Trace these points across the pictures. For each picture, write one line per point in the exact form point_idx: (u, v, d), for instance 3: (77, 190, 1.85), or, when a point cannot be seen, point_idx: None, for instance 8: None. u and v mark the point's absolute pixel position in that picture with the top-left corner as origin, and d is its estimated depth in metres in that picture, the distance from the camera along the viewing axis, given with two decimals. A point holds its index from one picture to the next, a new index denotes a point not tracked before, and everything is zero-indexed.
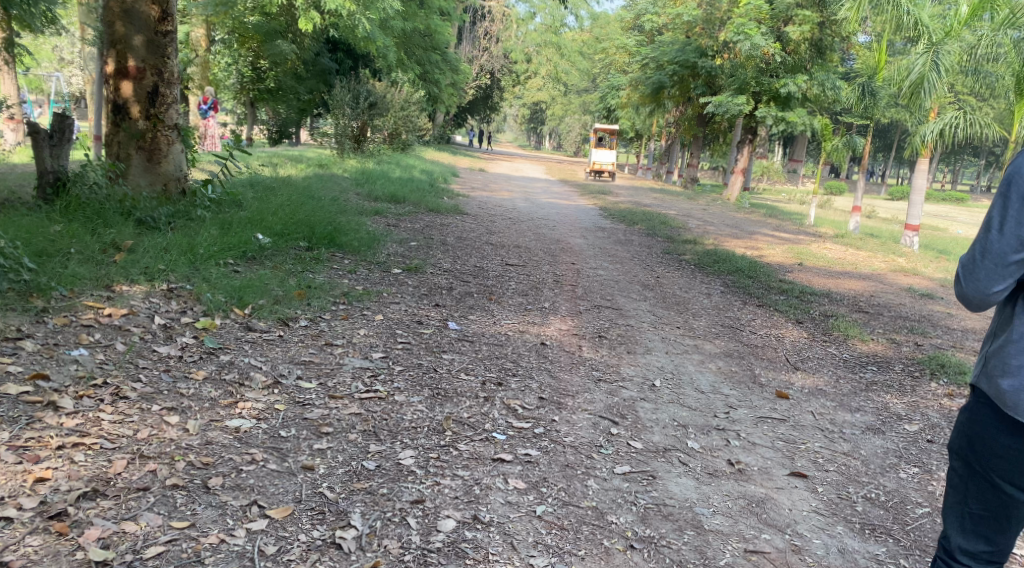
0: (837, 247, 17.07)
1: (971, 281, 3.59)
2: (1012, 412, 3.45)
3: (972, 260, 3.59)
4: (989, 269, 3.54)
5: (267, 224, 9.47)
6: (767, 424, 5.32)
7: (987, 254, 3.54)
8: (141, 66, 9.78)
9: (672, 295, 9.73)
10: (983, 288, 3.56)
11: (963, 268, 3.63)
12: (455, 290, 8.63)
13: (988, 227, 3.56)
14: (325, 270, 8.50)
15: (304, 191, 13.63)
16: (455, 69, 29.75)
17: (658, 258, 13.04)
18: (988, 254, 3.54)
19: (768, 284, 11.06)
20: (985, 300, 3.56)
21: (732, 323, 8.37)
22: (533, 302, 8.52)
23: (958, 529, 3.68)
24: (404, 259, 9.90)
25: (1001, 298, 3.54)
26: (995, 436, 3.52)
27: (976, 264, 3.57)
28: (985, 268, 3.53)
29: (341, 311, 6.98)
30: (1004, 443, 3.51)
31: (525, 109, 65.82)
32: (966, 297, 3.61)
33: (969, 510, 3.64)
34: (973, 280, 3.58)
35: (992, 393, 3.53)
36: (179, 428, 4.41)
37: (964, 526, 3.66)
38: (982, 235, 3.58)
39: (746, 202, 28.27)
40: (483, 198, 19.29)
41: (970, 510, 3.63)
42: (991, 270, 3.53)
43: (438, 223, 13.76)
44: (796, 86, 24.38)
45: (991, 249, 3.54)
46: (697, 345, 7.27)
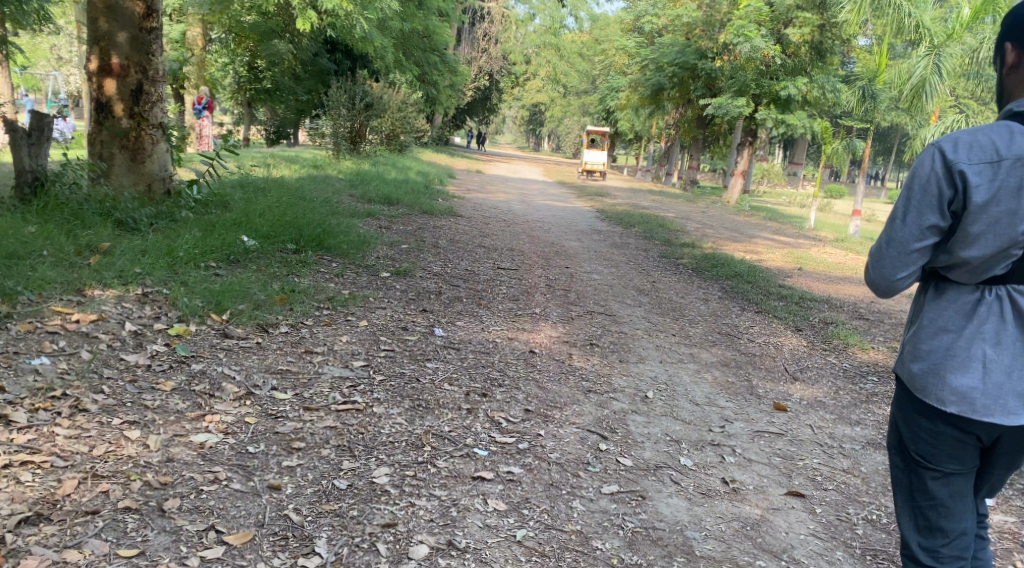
0: (837, 251, 16.85)
1: (879, 268, 3.55)
2: (920, 394, 3.46)
3: (878, 249, 3.53)
4: (893, 258, 3.49)
5: (253, 226, 9.24)
6: (764, 440, 5.09)
7: (891, 243, 3.48)
8: (124, 63, 9.55)
9: (668, 300, 9.50)
10: (889, 275, 3.51)
11: (873, 255, 3.58)
12: (444, 294, 8.40)
13: (892, 215, 3.50)
14: (311, 274, 8.27)
15: (296, 192, 13.39)
16: (454, 70, 29.50)
17: (655, 262, 12.82)
18: (892, 242, 3.47)
19: (766, 289, 10.84)
20: (891, 287, 3.52)
21: (729, 330, 8.15)
22: (524, 307, 8.29)
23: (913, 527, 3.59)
24: (394, 262, 9.66)
25: (906, 285, 3.49)
26: (922, 423, 3.49)
27: (881, 253, 3.51)
28: (888, 257, 3.48)
29: (325, 316, 6.76)
30: (927, 427, 3.48)
31: (525, 111, 65.57)
32: (875, 285, 3.56)
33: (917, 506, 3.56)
34: (880, 268, 3.53)
35: (908, 380, 3.51)
36: (138, 443, 4.19)
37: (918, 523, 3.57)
38: (890, 223, 3.52)
39: (746, 206, 28.06)
40: (479, 200, 19.05)
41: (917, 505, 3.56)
42: (895, 259, 3.48)
43: (432, 225, 13.51)
44: (797, 88, 24.17)
45: (894, 238, 3.47)
46: (692, 354, 7.04)
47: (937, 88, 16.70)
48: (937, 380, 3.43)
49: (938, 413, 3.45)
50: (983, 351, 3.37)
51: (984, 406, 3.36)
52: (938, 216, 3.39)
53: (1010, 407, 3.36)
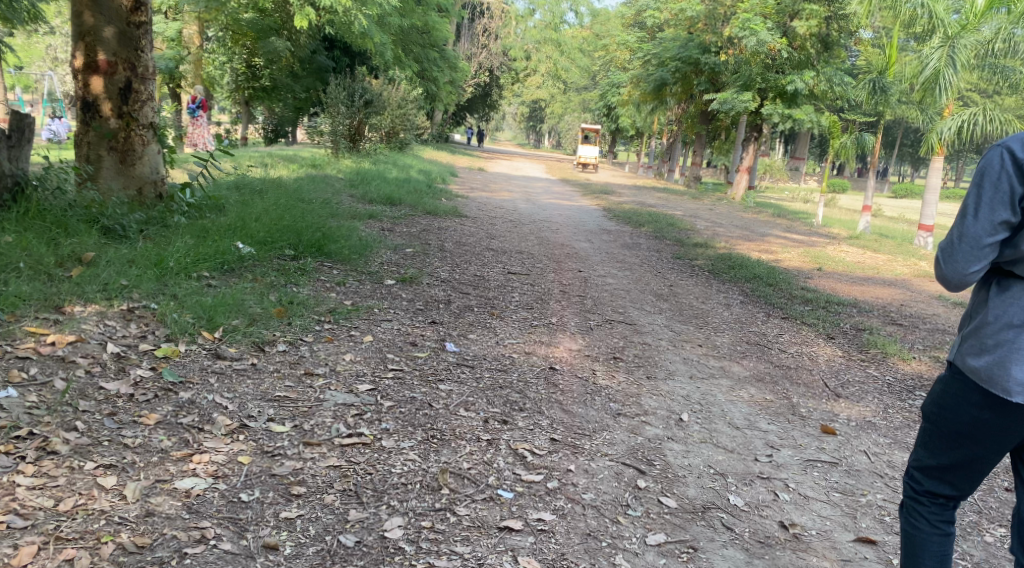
0: (854, 249, 16.31)
1: (950, 263, 3.80)
2: (988, 385, 3.63)
3: (949, 245, 3.79)
4: (966, 252, 3.74)
5: (250, 232, 8.71)
6: (818, 471, 4.60)
7: (963, 238, 3.74)
8: (112, 60, 9.03)
9: (689, 306, 8.99)
10: (961, 269, 3.76)
11: (943, 253, 3.83)
12: (454, 303, 7.89)
13: (962, 214, 3.77)
14: (310, 282, 7.77)
15: (293, 194, 12.86)
16: (454, 66, 28.95)
17: (669, 264, 12.28)
18: (965, 238, 3.74)
19: (789, 292, 10.30)
20: (962, 280, 3.76)
21: (758, 339, 7.62)
22: (540, 317, 7.76)
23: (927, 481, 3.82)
24: (399, 268, 9.14)
25: (977, 277, 3.75)
26: (970, 408, 3.68)
27: (955, 248, 3.77)
28: (962, 251, 3.74)
29: (329, 331, 6.27)
30: (978, 414, 3.67)
31: (525, 107, 64.96)
32: (946, 279, 3.80)
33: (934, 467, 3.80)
34: (952, 262, 3.78)
35: (968, 371, 3.69)
36: (113, 494, 3.77)
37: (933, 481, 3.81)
38: (960, 220, 3.79)
39: (752, 202, 27.49)
40: (483, 199, 18.54)
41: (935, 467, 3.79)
42: (968, 253, 3.74)
43: (435, 227, 12.98)
44: (804, 82, 23.57)
45: (967, 233, 3.74)
46: (722, 367, 6.53)
47: (951, 80, 15.95)
48: (1000, 373, 3.63)
49: (997, 405, 3.63)
50: None
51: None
52: (1007, 211, 3.68)
53: None
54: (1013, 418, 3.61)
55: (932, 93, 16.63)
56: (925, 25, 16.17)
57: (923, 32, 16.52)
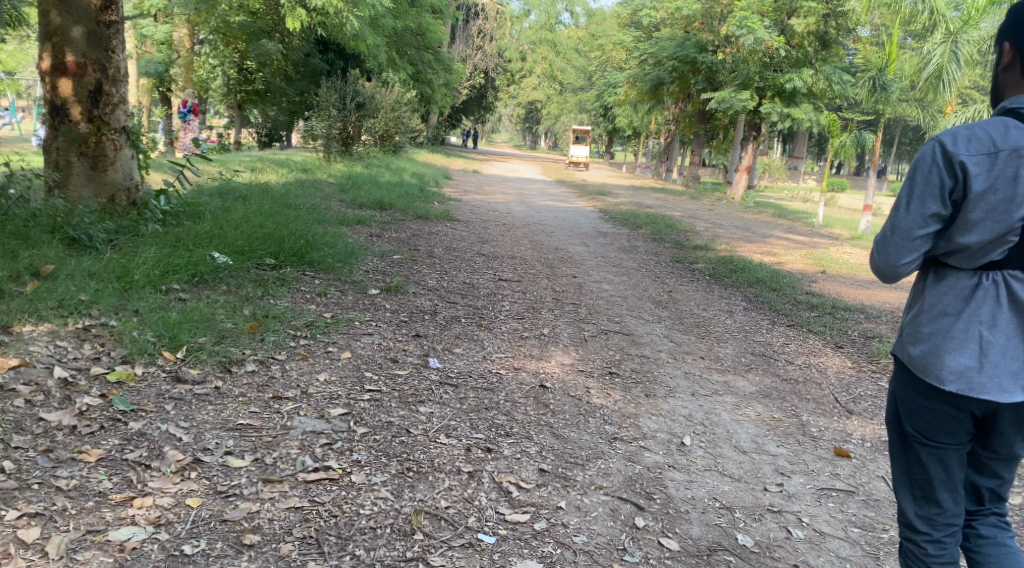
0: (858, 250, 15.92)
1: (882, 256, 3.52)
2: (926, 376, 3.40)
3: (882, 236, 3.50)
4: (898, 244, 3.45)
5: (228, 240, 8.27)
6: (833, 501, 4.18)
7: (895, 230, 3.45)
8: (81, 61, 8.59)
9: (690, 314, 8.57)
10: (893, 262, 3.48)
11: (877, 243, 3.55)
12: (440, 314, 7.47)
13: (897, 205, 3.47)
14: (290, 293, 7.35)
15: (279, 200, 12.45)
16: (449, 68, 28.55)
17: (668, 268, 11.87)
18: (896, 230, 3.45)
19: (793, 298, 9.91)
20: (895, 273, 3.49)
21: (763, 350, 7.21)
22: (531, 328, 7.34)
23: (909, 498, 3.54)
24: (384, 277, 8.72)
25: (909, 271, 3.46)
26: (919, 400, 3.45)
27: (887, 239, 3.48)
28: (892, 244, 3.45)
29: (304, 348, 5.85)
30: (926, 405, 3.43)
31: (522, 109, 64.59)
32: (879, 271, 3.53)
33: (913, 477, 3.53)
34: (884, 254, 3.50)
35: (906, 360, 3.47)
36: (34, 551, 3.38)
37: (914, 494, 3.53)
38: (894, 210, 3.50)
39: (752, 202, 27.08)
40: (476, 202, 18.16)
41: (913, 477, 3.52)
42: (898, 245, 3.45)
43: (426, 232, 12.57)
44: (802, 81, 23.14)
45: (899, 225, 3.45)
46: (724, 383, 6.13)
47: (955, 76, 15.61)
48: (936, 360, 3.39)
49: (936, 392, 3.39)
50: (980, 332, 3.34)
51: (982, 385, 3.32)
52: (939, 204, 3.37)
53: (1006, 385, 3.32)
54: (964, 404, 3.35)
55: (935, 89, 16.23)
56: (926, 20, 15.85)
57: (925, 28, 16.18)
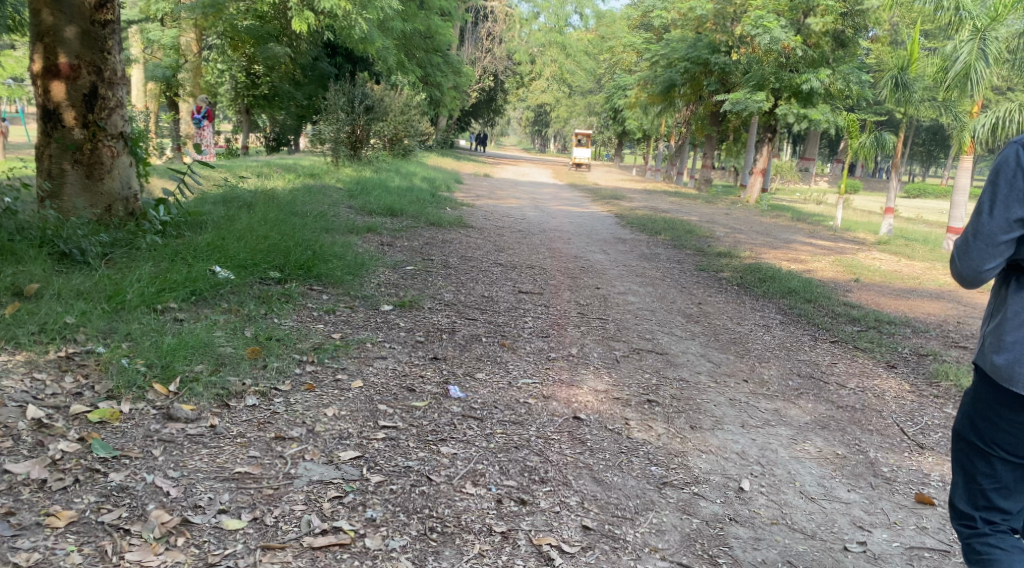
0: (887, 256, 15.30)
1: (965, 261, 3.69)
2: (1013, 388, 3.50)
3: (964, 242, 3.68)
4: (980, 250, 3.64)
5: (230, 253, 7.72)
6: (926, 564, 3.84)
7: (977, 235, 3.64)
8: (74, 63, 8.06)
9: (726, 329, 7.96)
10: (976, 267, 3.66)
11: (958, 250, 3.72)
12: (459, 332, 6.91)
13: (977, 210, 3.66)
14: (296, 312, 6.82)
15: (285, 207, 11.92)
16: (458, 71, 27.98)
17: (693, 277, 11.29)
18: (979, 235, 3.63)
19: (830, 310, 9.32)
20: (978, 278, 3.66)
21: (811, 372, 6.62)
22: (557, 347, 6.77)
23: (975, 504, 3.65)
24: (396, 290, 8.15)
25: (993, 275, 3.64)
26: (997, 411, 3.57)
27: (969, 245, 3.66)
28: (976, 250, 3.63)
29: (313, 376, 5.31)
30: (1005, 416, 3.55)
31: (529, 113, 64.02)
32: (962, 277, 3.71)
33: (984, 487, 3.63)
34: (967, 260, 3.68)
35: (991, 371, 3.57)
36: None
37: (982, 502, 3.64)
38: (974, 216, 3.68)
39: (768, 206, 26.40)
40: (490, 207, 17.63)
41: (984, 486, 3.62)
42: (983, 250, 3.63)
43: (439, 239, 12.03)
44: (820, 81, 22.48)
45: (981, 230, 3.63)
46: (774, 411, 5.56)
47: (984, 74, 14.89)
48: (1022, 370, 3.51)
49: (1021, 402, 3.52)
50: None
51: None
52: None
53: None
54: None
55: (960, 88, 15.51)
56: (952, 15, 15.00)
57: (951, 28, 15.47)
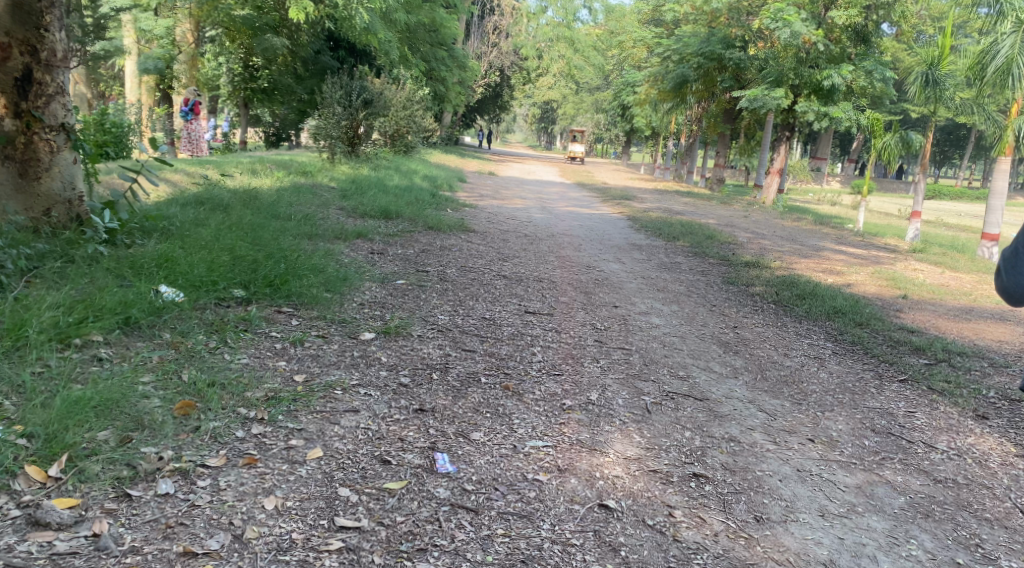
0: (927, 267, 14.06)
1: (1011, 276, 3.95)
2: None
3: (1010, 258, 3.96)
4: None
5: (184, 268, 6.43)
6: None
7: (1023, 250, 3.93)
8: (4, 41, 6.66)
9: (773, 363, 6.75)
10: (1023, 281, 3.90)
11: (1003, 267, 3.99)
12: (454, 371, 5.65)
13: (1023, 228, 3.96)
14: (255, 345, 5.54)
15: (266, 209, 10.67)
16: (463, 65, 26.70)
17: (722, 292, 10.03)
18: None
19: (887, 337, 8.07)
20: None
21: (886, 426, 5.40)
22: (574, 392, 5.49)
23: None
24: (381, 314, 6.83)
25: None
26: None
27: (1017, 259, 3.94)
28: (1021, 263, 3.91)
29: (262, 436, 4.20)
30: None
31: (538, 109, 62.62)
32: (1008, 293, 3.95)
33: None
34: (1012, 276, 3.95)
35: None
36: None
37: None
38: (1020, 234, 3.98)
39: (784, 207, 25.06)
40: (494, 208, 16.41)
41: None
42: None
43: (438, 246, 10.82)
44: (842, 77, 21.00)
45: None
46: (858, 490, 4.36)
47: None
48: None
49: None
50: None
51: None
52: None
53: None
54: None
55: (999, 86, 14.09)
56: (992, 7, 13.63)
57: (990, 23, 14.11)
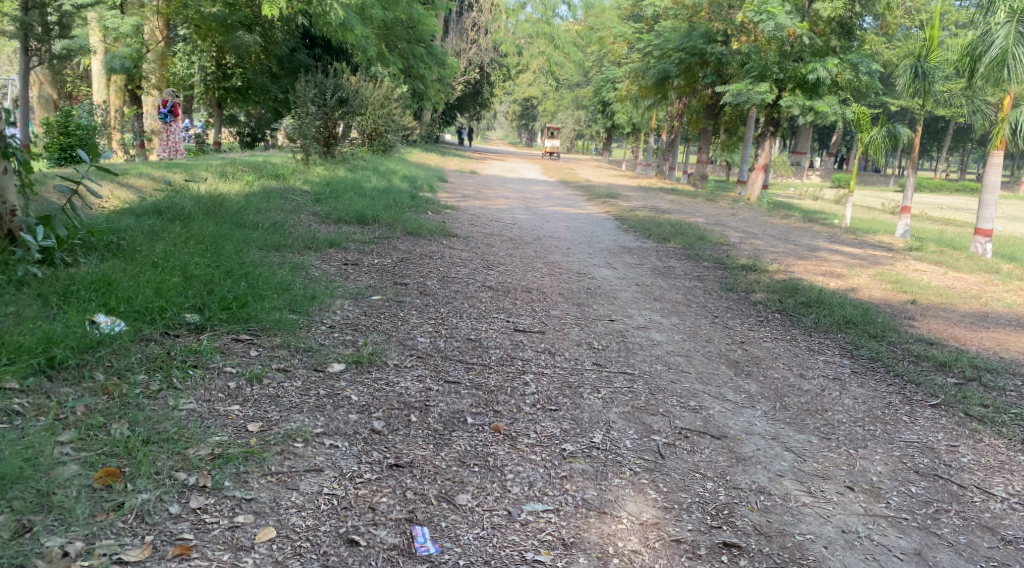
0: (929, 268, 13.47)
1: None
2: None
3: None
4: None
5: (127, 291, 5.61)
6: None
7: None
8: None
9: (791, 388, 6.06)
10: None
11: None
12: (436, 411, 4.88)
13: None
14: (205, 387, 4.75)
15: (231, 218, 9.82)
16: (443, 62, 25.81)
17: (722, 300, 9.34)
18: None
19: (906, 350, 7.39)
20: None
21: (929, 465, 4.74)
22: (577, 434, 4.75)
23: None
24: (353, 339, 6.06)
25: None
26: None
27: None
28: None
29: (202, 509, 3.71)
30: None
31: (518, 107, 61.82)
32: None
33: None
34: None
35: None
36: None
37: None
38: None
39: (770, 204, 24.42)
40: (475, 210, 15.65)
41: None
42: None
43: (417, 253, 10.06)
44: (828, 70, 20.26)
45: None
46: (918, 558, 3.87)
47: None
48: None
49: None
50: None
51: None
52: None
53: None
54: None
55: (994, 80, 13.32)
56: None
57: (980, 12, 13.33)
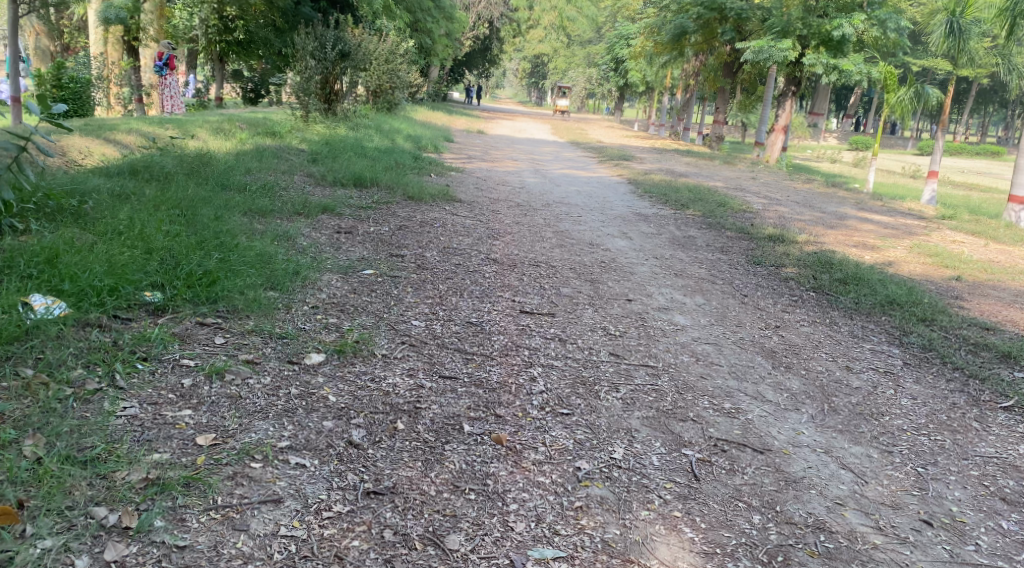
0: (967, 238, 12.58)
1: None
2: None
3: None
4: None
5: (75, 268, 4.85)
6: None
7: None
8: None
9: (838, 384, 5.28)
10: None
11: None
12: (428, 414, 4.13)
13: None
14: (153, 386, 4.00)
15: (217, 179, 9.01)
16: (450, 15, 24.72)
17: (750, 276, 8.53)
18: None
19: (961, 337, 6.57)
20: None
21: (1016, 487, 4.02)
22: (597, 447, 4.01)
23: None
24: (335, 322, 5.28)
25: None
26: None
27: None
28: None
29: (120, 562, 3.18)
30: None
31: (528, 63, 60.31)
32: None
33: None
34: None
35: None
36: None
37: None
38: None
39: (790, 167, 23.47)
40: (483, 172, 14.82)
41: None
42: None
43: (417, 220, 9.28)
44: (853, 27, 19.06)
45: None
46: None
47: None
48: None
49: None
50: None
51: None
52: None
53: None
54: None
55: None
56: None
57: None
